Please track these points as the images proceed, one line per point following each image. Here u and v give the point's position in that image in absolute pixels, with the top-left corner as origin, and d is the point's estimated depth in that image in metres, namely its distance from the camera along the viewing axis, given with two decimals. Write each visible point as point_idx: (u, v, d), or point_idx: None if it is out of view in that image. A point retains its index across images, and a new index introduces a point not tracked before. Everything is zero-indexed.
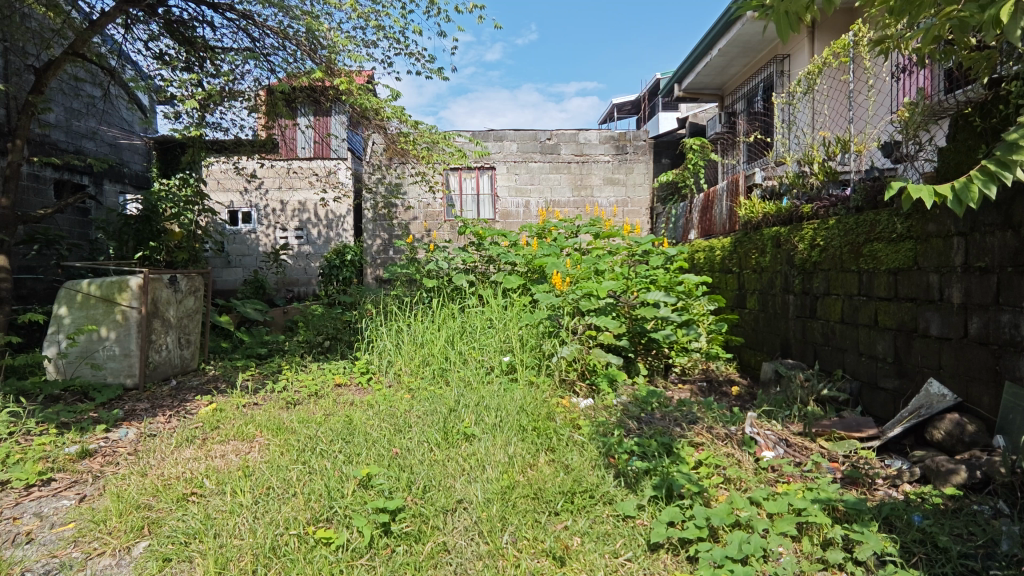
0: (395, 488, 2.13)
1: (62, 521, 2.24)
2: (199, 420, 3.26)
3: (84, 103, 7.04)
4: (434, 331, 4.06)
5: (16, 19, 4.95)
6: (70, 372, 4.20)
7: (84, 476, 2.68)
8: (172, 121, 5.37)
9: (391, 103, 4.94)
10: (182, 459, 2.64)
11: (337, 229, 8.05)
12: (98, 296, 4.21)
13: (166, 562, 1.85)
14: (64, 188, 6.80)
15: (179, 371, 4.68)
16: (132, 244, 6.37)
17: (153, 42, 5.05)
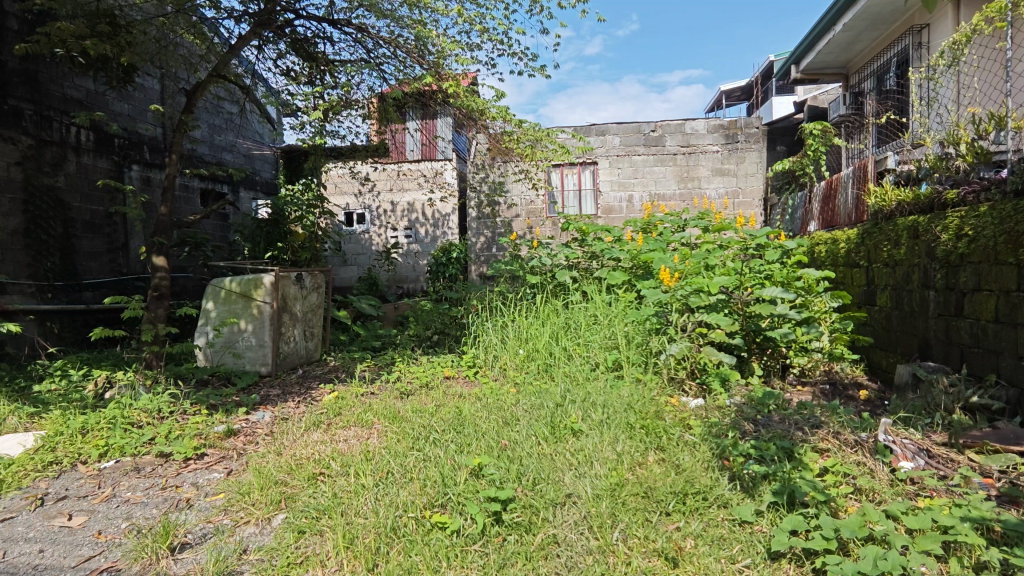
0: (505, 479, 2.19)
1: (214, 491, 2.53)
2: (324, 406, 3.54)
3: (223, 119, 7.86)
4: (538, 327, 4.10)
5: (170, 48, 5.61)
6: (217, 360, 4.71)
7: (230, 452, 3.01)
8: (298, 132, 5.84)
9: (496, 104, 5.05)
10: (311, 441, 2.88)
11: (443, 227, 8.34)
12: (238, 292, 4.70)
13: (301, 534, 2.03)
14: (209, 196, 7.65)
15: (305, 361, 5.09)
16: (264, 245, 7.02)
17: (281, 60, 5.52)
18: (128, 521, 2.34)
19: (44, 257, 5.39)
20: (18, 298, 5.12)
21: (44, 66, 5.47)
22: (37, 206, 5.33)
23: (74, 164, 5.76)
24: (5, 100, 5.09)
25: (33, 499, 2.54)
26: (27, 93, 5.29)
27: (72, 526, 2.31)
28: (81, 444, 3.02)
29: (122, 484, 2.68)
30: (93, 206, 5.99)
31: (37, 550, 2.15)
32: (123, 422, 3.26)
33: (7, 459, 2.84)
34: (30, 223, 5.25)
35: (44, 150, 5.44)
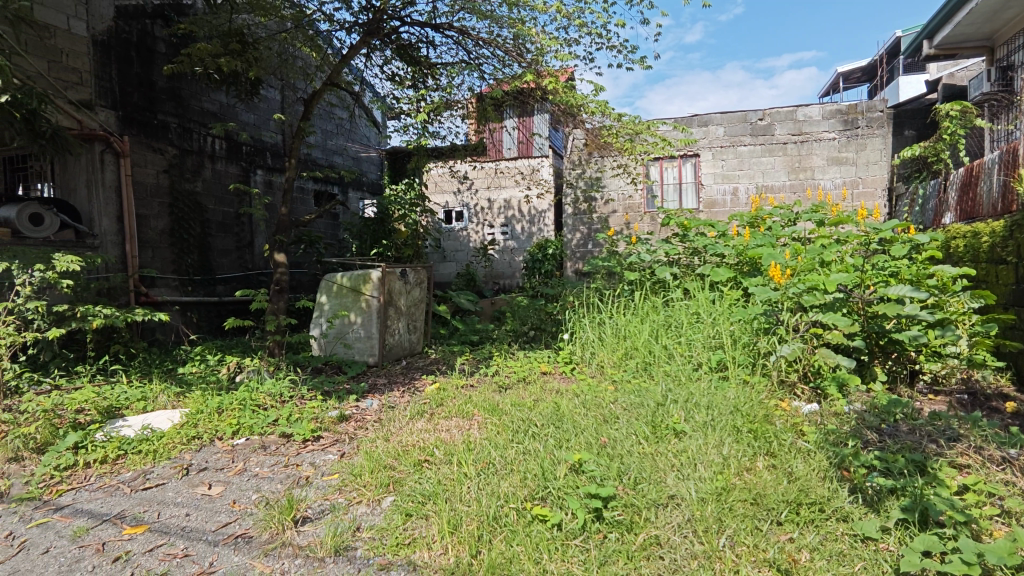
0: (606, 476, 2.17)
1: (329, 471, 2.72)
2: (427, 396, 3.69)
3: (335, 125, 8.38)
4: (637, 325, 4.03)
5: (289, 60, 6.07)
6: (330, 350, 5.06)
7: (343, 436, 3.23)
8: (402, 134, 6.11)
9: (595, 98, 4.99)
10: (416, 429, 3.02)
11: (539, 224, 8.38)
12: (349, 287, 5.01)
13: (409, 516, 2.14)
14: (322, 197, 8.21)
15: (408, 353, 5.34)
16: (370, 242, 7.42)
17: (387, 66, 5.79)
18: (257, 493, 2.58)
19: (185, 255, 6.04)
20: (165, 291, 5.78)
21: (186, 84, 6.12)
22: (180, 209, 5.99)
23: (210, 170, 6.40)
24: (155, 115, 5.76)
25: (180, 468, 2.86)
26: (172, 108, 5.95)
27: (212, 495, 2.59)
28: (217, 422, 3.36)
29: (252, 459, 2.96)
30: (225, 208, 6.62)
31: (184, 513, 2.43)
32: (252, 404, 3.59)
33: (159, 432, 3.22)
34: (174, 225, 5.91)
35: (186, 159, 6.09)
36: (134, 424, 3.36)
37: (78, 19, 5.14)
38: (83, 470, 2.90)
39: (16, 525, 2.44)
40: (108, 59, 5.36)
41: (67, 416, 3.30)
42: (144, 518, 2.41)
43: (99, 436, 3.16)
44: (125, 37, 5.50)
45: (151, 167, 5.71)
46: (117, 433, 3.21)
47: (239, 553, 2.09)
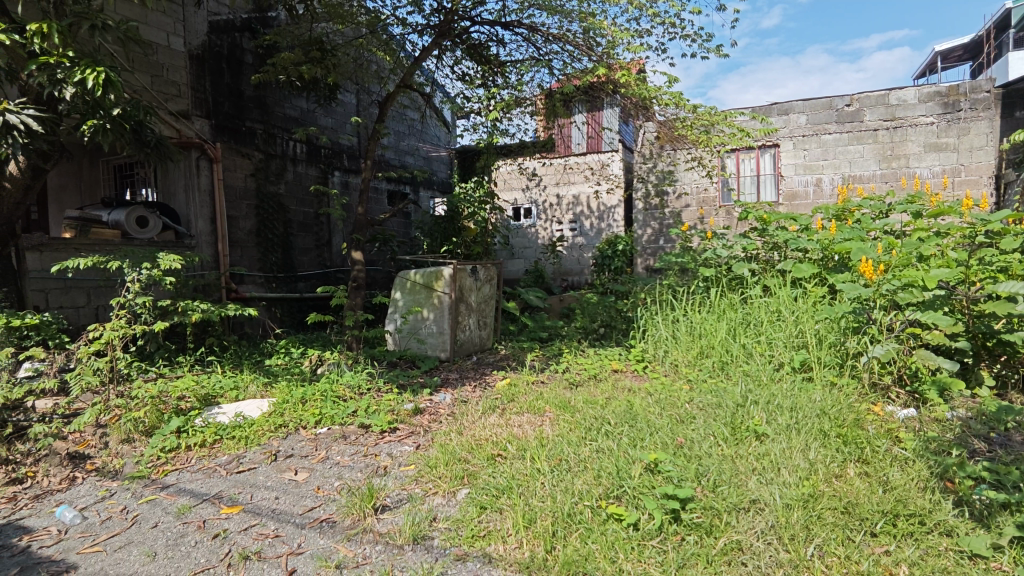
0: (684, 477, 2.11)
1: (406, 462, 2.81)
2: (499, 392, 3.74)
3: (407, 126, 8.61)
4: (713, 322, 3.90)
5: (364, 65, 6.28)
6: (404, 344, 5.22)
7: (418, 428, 3.32)
8: (472, 133, 6.20)
9: (668, 90, 4.86)
10: (488, 424, 3.06)
11: (608, 220, 8.26)
12: (422, 283, 5.15)
13: (483, 509, 2.18)
14: (395, 197, 8.47)
15: (479, 349, 5.42)
16: (441, 240, 7.58)
17: (457, 66, 5.89)
18: (340, 480, 2.70)
19: (271, 253, 6.40)
20: (253, 288, 6.15)
21: (270, 91, 6.48)
22: (266, 210, 6.34)
23: (292, 173, 6.75)
24: (243, 122, 6.14)
25: (269, 454, 3.04)
26: (259, 115, 6.31)
27: (298, 480, 2.73)
28: (301, 411, 3.54)
29: (333, 448, 3.10)
30: (306, 208, 6.96)
31: (274, 496, 2.58)
32: (333, 395, 3.76)
33: (249, 419, 3.44)
34: (260, 225, 6.27)
35: (270, 163, 6.45)
36: (228, 411, 3.61)
37: (176, 35, 5.55)
38: (185, 453, 3.14)
39: (130, 500, 2.68)
40: (202, 71, 5.75)
41: (170, 402, 3.59)
42: (239, 499, 2.58)
43: (198, 422, 3.40)
44: (218, 50, 5.90)
45: (240, 171, 6.09)
46: (214, 420, 3.45)
47: (324, 536, 2.20)
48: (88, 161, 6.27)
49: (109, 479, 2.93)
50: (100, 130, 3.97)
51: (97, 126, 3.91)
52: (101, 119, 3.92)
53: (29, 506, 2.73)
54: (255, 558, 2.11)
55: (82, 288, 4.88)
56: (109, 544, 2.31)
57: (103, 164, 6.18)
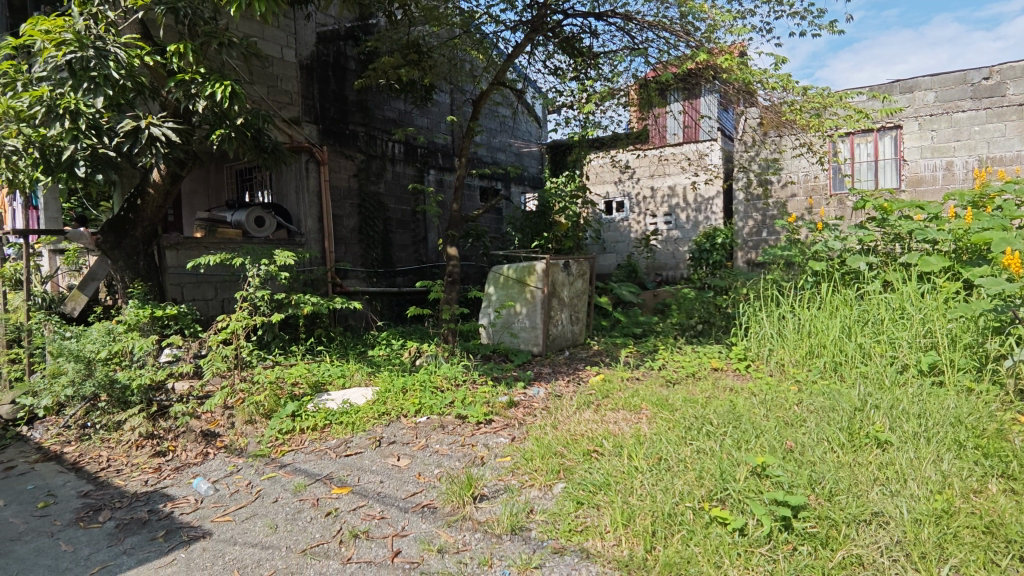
0: (796, 484, 1.99)
1: (502, 454, 2.86)
2: (593, 387, 3.72)
3: (499, 123, 8.73)
4: (825, 320, 3.64)
5: (459, 65, 6.42)
6: (497, 338, 5.31)
7: (512, 421, 3.38)
8: (565, 127, 6.18)
9: (775, 73, 4.57)
10: (584, 419, 3.05)
11: (706, 212, 7.93)
12: (515, 278, 5.21)
13: (579, 504, 2.17)
14: (488, 193, 8.62)
15: (571, 344, 5.41)
16: (533, 235, 7.62)
17: (550, 60, 5.89)
18: (439, 468, 2.80)
19: (372, 250, 6.73)
20: (356, 282, 6.51)
21: (371, 95, 6.81)
22: (367, 209, 6.68)
23: (391, 173, 7.05)
24: (347, 126, 6.50)
25: (373, 440, 3.21)
26: (361, 118, 6.66)
27: (401, 466, 2.87)
28: (402, 400, 3.70)
29: (432, 437, 3.22)
30: (404, 206, 7.25)
31: (379, 480, 2.72)
32: (431, 386, 3.90)
33: (356, 406, 3.65)
34: (363, 223, 6.61)
35: (371, 163, 6.78)
36: (336, 398, 3.85)
37: (289, 47, 5.98)
38: (300, 435, 3.39)
39: (254, 476, 2.94)
40: (311, 79, 6.16)
41: (286, 388, 3.88)
42: (348, 481, 2.75)
43: (310, 407, 3.66)
44: (325, 59, 6.30)
45: (344, 172, 6.45)
46: (324, 405, 3.69)
47: (426, 521, 2.29)
48: (214, 167, 6.91)
49: (236, 456, 3.23)
50: (226, 138, 4.37)
51: (224, 135, 4.31)
52: (227, 128, 4.32)
53: (171, 476, 3.06)
54: (364, 537, 2.24)
55: (211, 283, 5.37)
56: (238, 514, 2.55)
57: (227, 169, 6.78)
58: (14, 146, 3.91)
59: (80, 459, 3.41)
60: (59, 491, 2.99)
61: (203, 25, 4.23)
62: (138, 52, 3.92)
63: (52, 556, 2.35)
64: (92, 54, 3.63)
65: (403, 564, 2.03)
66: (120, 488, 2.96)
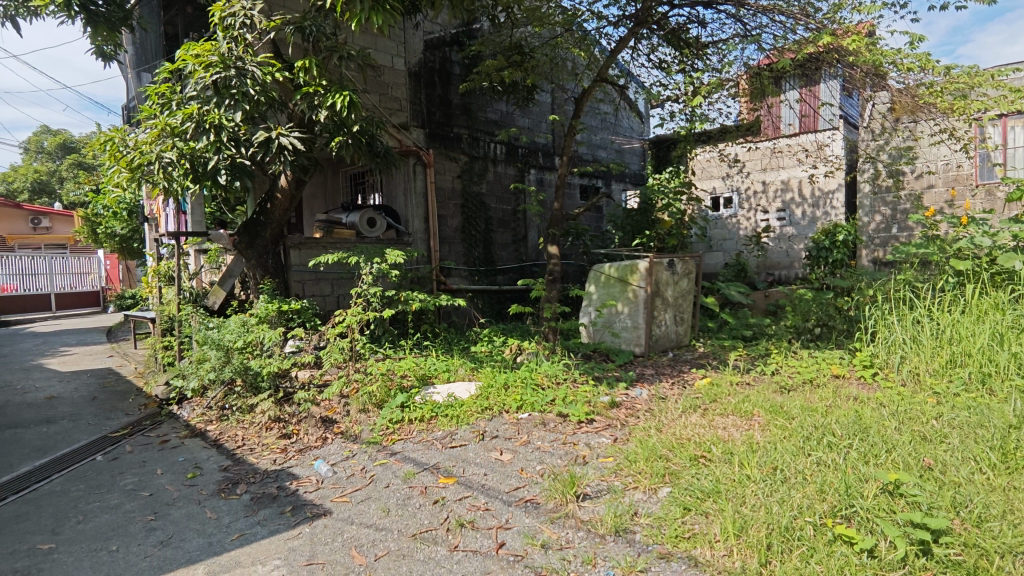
0: (937, 506, 1.82)
1: (604, 454, 2.84)
2: (699, 390, 3.59)
3: (600, 120, 8.65)
4: (970, 326, 3.33)
5: (560, 63, 6.44)
6: (598, 338, 5.26)
7: (614, 421, 3.34)
8: (669, 121, 6.00)
9: (912, 52, 4.15)
10: (690, 423, 2.96)
11: (825, 207, 7.37)
12: (616, 277, 5.14)
13: (687, 510, 2.10)
14: (588, 191, 8.57)
15: (675, 345, 5.25)
16: (634, 233, 7.47)
17: (654, 54, 5.74)
18: (542, 465, 2.83)
19: (474, 248, 6.93)
20: (459, 280, 6.72)
21: (475, 98, 7.00)
22: (470, 209, 6.88)
23: (493, 173, 7.21)
24: (451, 129, 6.74)
25: (477, 434, 3.30)
26: (464, 121, 6.87)
27: (504, 460, 2.93)
28: (504, 396, 3.78)
29: (534, 433, 3.26)
30: (505, 206, 7.38)
31: (483, 473, 2.80)
32: (532, 383, 3.95)
33: (460, 400, 3.77)
34: (466, 223, 6.82)
35: (474, 164, 6.97)
36: (442, 391, 4.01)
37: (399, 56, 6.28)
38: (409, 425, 3.56)
39: (368, 462, 3.13)
40: (419, 85, 6.44)
41: (396, 379, 4.10)
42: (453, 472, 2.85)
43: (418, 399, 3.83)
44: (431, 65, 6.57)
45: (449, 174, 6.69)
46: (430, 398, 3.86)
47: (529, 516, 2.33)
48: (331, 172, 7.40)
49: (352, 442, 3.45)
50: (344, 144, 4.68)
51: (342, 142, 4.62)
52: (345, 135, 4.63)
53: (296, 457, 3.34)
54: (470, 526, 2.32)
55: (328, 280, 5.77)
56: (354, 496, 2.73)
57: (343, 174, 7.26)
58: (169, 158, 4.20)
59: (220, 437, 3.81)
60: (204, 464, 3.36)
61: (326, 41, 4.58)
62: (270, 69, 4.32)
63: (199, 521, 2.64)
64: (234, 74, 4.13)
65: (508, 556, 2.08)
66: (254, 465, 3.27)
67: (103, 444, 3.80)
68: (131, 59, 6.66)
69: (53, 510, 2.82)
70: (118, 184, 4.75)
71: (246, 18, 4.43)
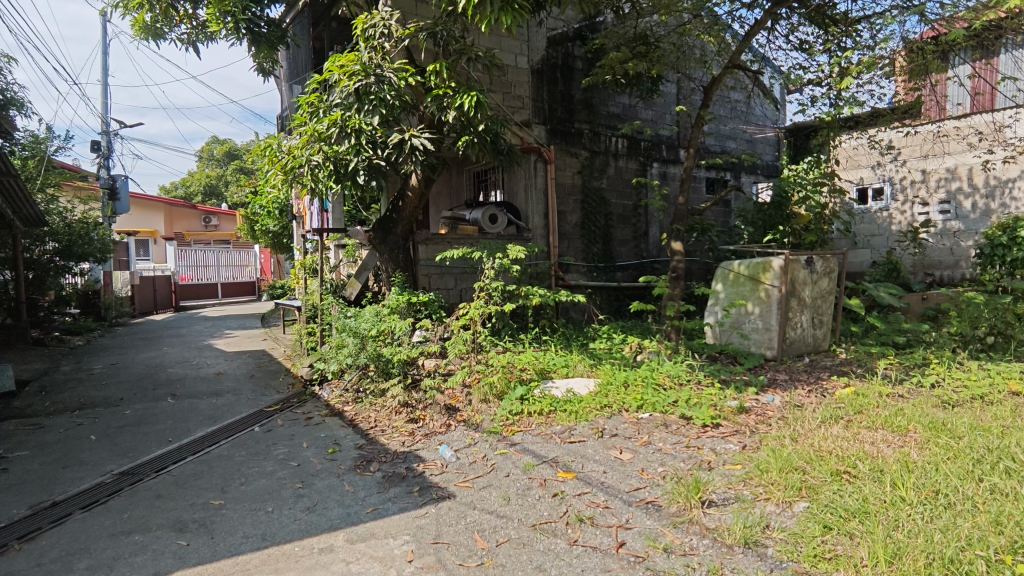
0: None
1: (732, 461, 2.69)
2: (842, 400, 3.29)
3: (730, 109, 8.18)
4: None
5: (686, 51, 6.19)
6: (724, 339, 4.99)
7: (743, 428, 3.15)
8: (810, 107, 5.55)
9: None
10: (832, 435, 2.71)
11: (1002, 198, 6.37)
12: (746, 275, 4.83)
13: (827, 529, 1.95)
14: (715, 184, 8.15)
15: (812, 350, 4.85)
16: (766, 228, 6.98)
17: (794, 34, 5.32)
18: (664, 466, 2.75)
19: (593, 245, 6.88)
20: (578, 276, 6.72)
21: (597, 92, 6.94)
22: (590, 205, 6.84)
23: (615, 168, 7.09)
24: (573, 124, 6.73)
25: (596, 431, 3.28)
26: (586, 116, 6.83)
27: (625, 459, 2.88)
28: (624, 395, 3.72)
29: (656, 434, 3.17)
30: (627, 201, 7.23)
31: (602, 470, 2.77)
32: (653, 382, 3.84)
33: (579, 396, 3.77)
34: (585, 218, 6.79)
35: (595, 159, 6.90)
36: (561, 386, 4.03)
37: (522, 54, 6.37)
38: (528, 418, 3.62)
39: (489, 450, 3.24)
40: (542, 82, 6.51)
41: (516, 371, 4.19)
42: (572, 467, 2.86)
43: (537, 392, 3.89)
44: (554, 61, 6.61)
45: (569, 169, 6.69)
46: (549, 392, 3.90)
47: (650, 518, 2.27)
48: (456, 170, 7.68)
49: (473, 430, 3.58)
50: (470, 143, 4.86)
51: (468, 141, 4.80)
52: (471, 134, 4.80)
53: (422, 441, 3.53)
54: (589, 522, 2.31)
55: (452, 274, 5.98)
56: (476, 482, 2.84)
57: (467, 172, 7.53)
58: (317, 161, 4.61)
59: (356, 417, 4.13)
60: (342, 441, 3.66)
61: (455, 44, 4.78)
62: (405, 75, 4.60)
63: (339, 492, 2.89)
64: (373, 81, 4.48)
65: (628, 556, 2.05)
66: (385, 446, 3.51)
67: (260, 417, 4.28)
68: (285, 73, 7.42)
69: (221, 471, 3.24)
70: (274, 186, 5.30)
71: (385, 27, 4.74)
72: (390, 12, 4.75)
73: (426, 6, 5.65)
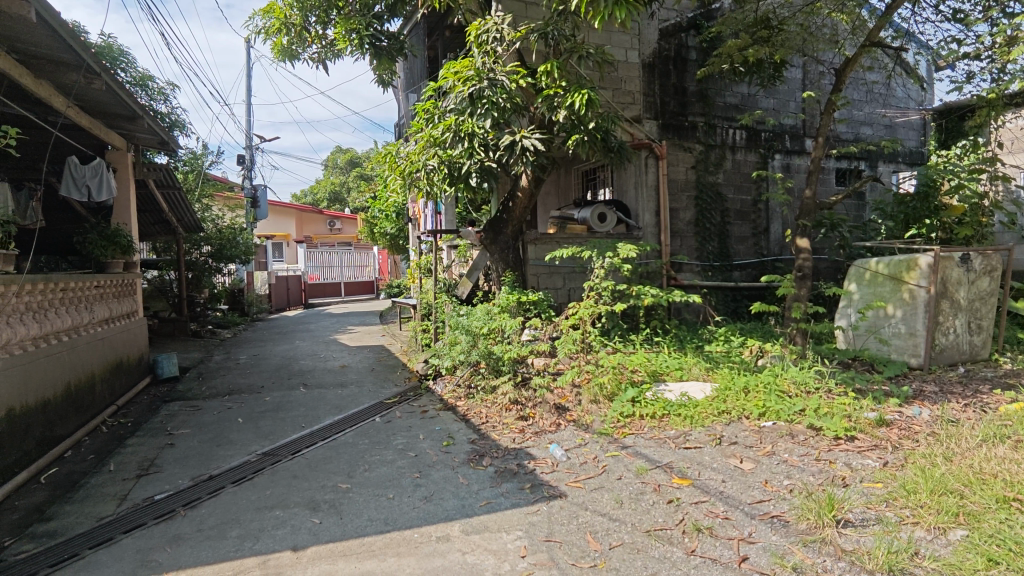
0: None
1: (871, 478, 2.45)
2: (1007, 417, 2.89)
3: (866, 92, 7.46)
4: None
5: (814, 32, 5.73)
6: (859, 344, 4.56)
7: (883, 443, 2.86)
8: (965, 84, 4.93)
9: None
10: (996, 456, 2.39)
11: None
12: (886, 274, 4.35)
13: (992, 563, 1.74)
14: (848, 175, 7.46)
15: (968, 359, 4.31)
16: (908, 223, 6.30)
17: (945, 3, 4.74)
18: (791, 480, 2.56)
19: (708, 243, 6.57)
20: (691, 276, 6.46)
21: (713, 83, 6.62)
22: (705, 201, 6.54)
23: (732, 161, 6.73)
24: (686, 118, 6.47)
25: (713, 438, 3.13)
26: (701, 108, 6.55)
27: (745, 469, 2.72)
28: (744, 401, 3.51)
29: (780, 444, 2.97)
30: (745, 196, 6.82)
31: (721, 479, 2.64)
32: (777, 389, 3.59)
33: (694, 400, 3.62)
34: (699, 215, 6.50)
35: (711, 153, 6.60)
36: (675, 390, 3.89)
37: (633, 49, 6.23)
38: (640, 420, 3.54)
39: (600, 451, 3.20)
40: (653, 76, 6.33)
41: (627, 373, 4.10)
42: (688, 473, 2.75)
43: (649, 395, 3.79)
44: (666, 53, 6.40)
45: (682, 165, 6.44)
46: (663, 395, 3.79)
47: (777, 533, 2.13)
48: (565, 170, 7.67)
49: (583, 430, 3.55)
50: (580, 142, 4.85)
51: (579, 140, 4.79)
52: (581, 133, 4.80)
53: (533, 438, 3.57)
54: (708, 533, 2.21)
55: (561, 274, 5.97)
56: (587, 483, 2.81)
57: (575, 171, 7.50)
58: (433, 165, 4.81)
59: (468, 412, 4.26)
60: (456, 435, 3.80)
61: (566, 43, 4.79)
62: (516, 77, 4.67)
63: (454, 484, 3.00)
64: (486, 85, 4.59)
65: (752, 572, 1.93)
66: (497, 441, 3.59)
67: (380, 409, 4.54)
68: (403, 83, 7.83)
69: (348, 457, 3.48)
70: (393, 190, 5.61)
71: (497, 32, 4.84)
72: (502, 16, 4.85)
73: (536, 7, 5.70)
